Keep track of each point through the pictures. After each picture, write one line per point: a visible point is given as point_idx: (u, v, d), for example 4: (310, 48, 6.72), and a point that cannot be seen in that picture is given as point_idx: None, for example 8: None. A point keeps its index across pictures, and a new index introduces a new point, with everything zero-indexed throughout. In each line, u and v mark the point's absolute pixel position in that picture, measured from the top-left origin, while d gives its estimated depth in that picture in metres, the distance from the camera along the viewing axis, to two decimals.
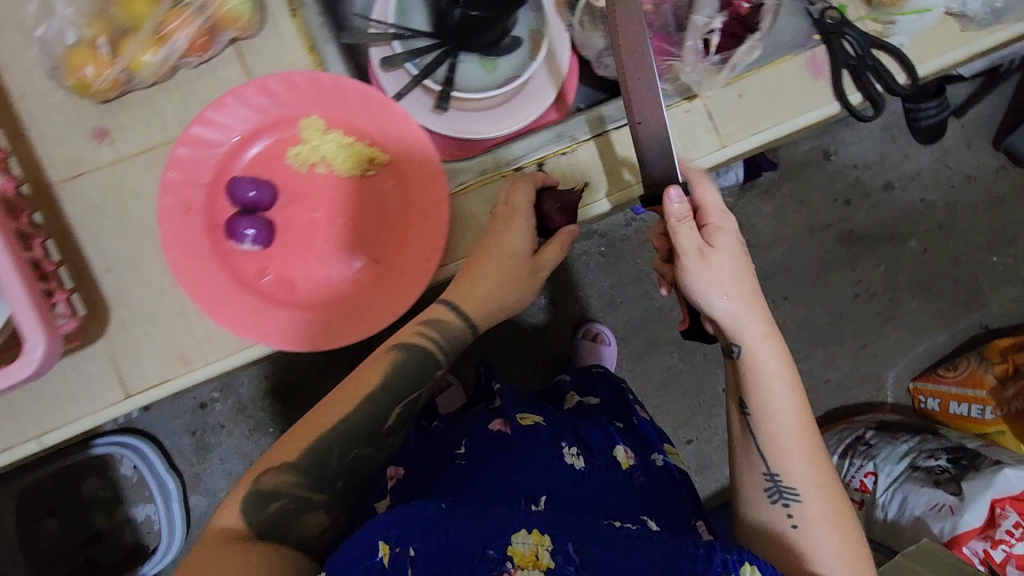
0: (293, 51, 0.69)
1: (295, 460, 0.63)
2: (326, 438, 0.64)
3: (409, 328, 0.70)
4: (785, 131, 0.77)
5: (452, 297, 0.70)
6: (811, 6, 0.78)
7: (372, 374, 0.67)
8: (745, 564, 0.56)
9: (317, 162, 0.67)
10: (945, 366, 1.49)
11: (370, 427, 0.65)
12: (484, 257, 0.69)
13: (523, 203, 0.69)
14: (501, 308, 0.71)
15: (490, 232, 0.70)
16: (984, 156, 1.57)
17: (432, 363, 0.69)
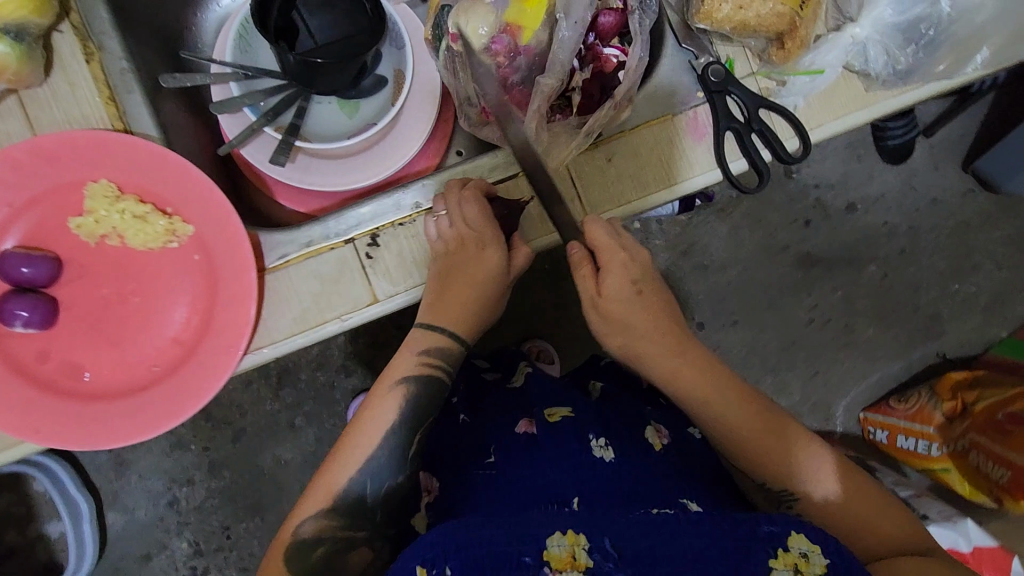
0: (84, 102, 0.60)
1: (330, 504, 0.65)
2: (355, 480, 0.66)
3: (402, 360, 0.70)
4: (658, 200, 0.69)
5: (440, 319, 0.68)
6: (696, 61, 0.68)
7: (386, 407, 0.68)
8: (791, 534, 0.53)
9: (107, 234, 0.60)
10: (895, 397, 1.35)
11: (393, 463, 0.67)
12: (457, 282, 0.66)
13: (484, 226, 0.64)
14: (481, 321, 0.70)
15: (445, 259, 0.65)
16: (952, 178, 1.38)
17: (441, 385, 0.70)
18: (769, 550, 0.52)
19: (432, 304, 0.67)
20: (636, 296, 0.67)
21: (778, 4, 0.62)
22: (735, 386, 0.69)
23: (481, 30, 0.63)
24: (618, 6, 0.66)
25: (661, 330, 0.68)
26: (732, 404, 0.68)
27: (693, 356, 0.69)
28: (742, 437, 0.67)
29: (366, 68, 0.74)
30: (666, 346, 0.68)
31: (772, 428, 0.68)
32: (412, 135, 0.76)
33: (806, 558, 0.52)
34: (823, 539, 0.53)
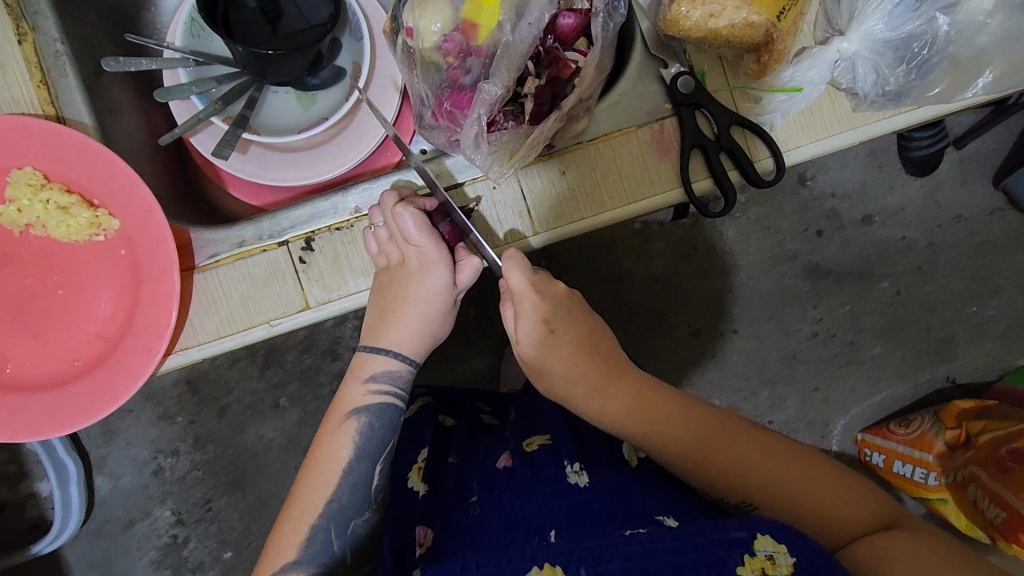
0: (16, 86, 0.59)
1: (296, 556, 0.64)
2: (318, 525, 0.65)
3: (352, 390, 0.67)
4: (614, 219, 0.64)
5: (388, 341, 0.65)
6: (666, 70, 0.63)
7: (340, 444, 0.66)
8: (757, 536, 0.49)
9: (32, 223, 0.59)
10: (897, 421, 1.26)
11: (354, 502, 0.66)
12: (394, 301, 0.63)
13: (405, 249, 0.61)
14: (432, 338, 0.67)
15: (386, 277, 0.63)
16: (979, 195, 1.30)
17: (395, 411, 0.68)
18: (735, 556, 0.48)
19: (378, 325, 0.65)
20: (553, 336, 0.63)
21: (752, 13, 0.57)
22: (663, 405, 0.65)
23: (434, 27, 0.60)
24: (582, 8, 0.61)
25: (586, 369, 0.64)
26: (661, 428, 0.64)
27: (617, 382, 0.65)
28: (680, 453, 0.63)
29: (322, 58, 0.71)
30: (593, 381, 0.64)
31: (710, 436, 0.64)
32: (369, 131, 0.71)
33: (772, 560, 0.48)
34: (788, 537, 0.49)
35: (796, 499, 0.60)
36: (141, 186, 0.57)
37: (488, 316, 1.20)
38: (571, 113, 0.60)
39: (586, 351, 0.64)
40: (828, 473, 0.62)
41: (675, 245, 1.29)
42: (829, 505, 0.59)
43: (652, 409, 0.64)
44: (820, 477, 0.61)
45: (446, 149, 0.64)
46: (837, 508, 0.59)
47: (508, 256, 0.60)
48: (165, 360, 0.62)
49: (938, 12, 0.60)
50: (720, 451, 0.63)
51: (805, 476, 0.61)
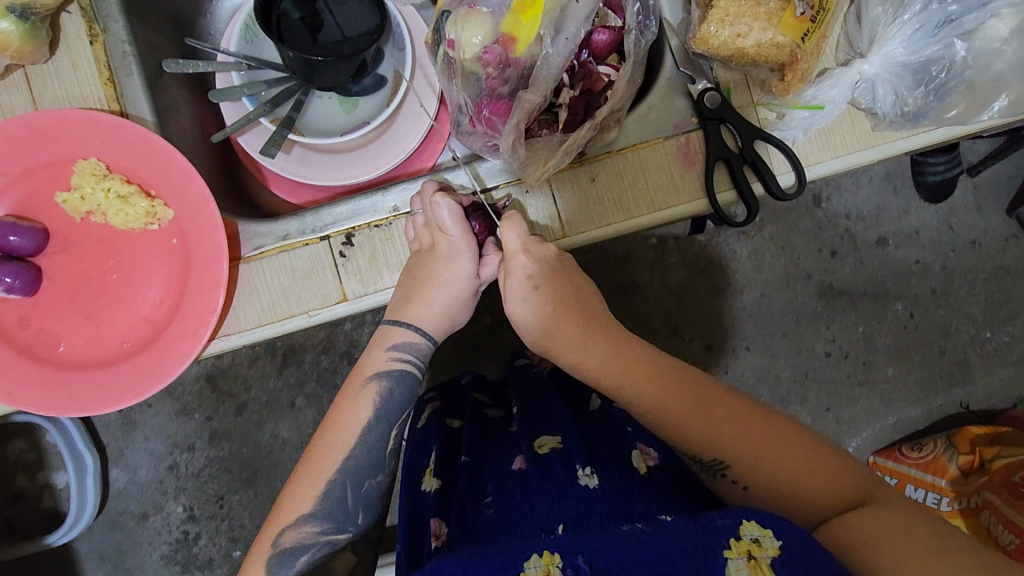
0: (85, 82, 0.63)
1: (311, 510, 0.65)
2: (335, 482, 0.66)
3: (374, 356, 0.70)
4: (640, 226, 0.67)
5: (412, 317, 0.68)
6: (693, 85, 0.67)
7: (360, 406, 0.68)
8: (744, 523, 0.52)
9: (92, 211, 0.63)
10: (910, 444, 1.26)
11: (370, 461, 0.67)
12: (416, 281, 0.66)
13: (430, 238, 0.65)
14: (450, 322, 0.70)
15: (416, 260, 0.66)
16: (994, 222, 1.31)
17: (414, 380, 0.70)
18: (723, 542, 0.51)
19: (402, 302, 0.67)
20: (535, 293, 0.67)
21: (777, 35, 0.61)
22: (641, 364, 0.67)
23: (476, 40, 0.63)
24: (615, 24, 0.65)
25: (567, 327, 0.68)
26: (639, 386, 0.65)
27: (598, 339, 0.68)
28: (657, 413, 0.65)
29: (366, 66, 0.75)
30: (575, 340, 0.67)
31: (686, 398, 0.65)
32: (407, 137, 0.74)
33: (759, 543, 0.51)
34: (773, 523, 0.52)
35: (764, 467, 0.61)
36: (198, 180, 0.61)
37: (505, 323, 1.23)
38: (604, 122, 0.63)
39: (569, 308, 0.68)
40: (804, 448, 0.62)
41: (689, 260, 1.31)
42: (799, 476, 0.60)
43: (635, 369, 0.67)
44: (796, 450, 0.62)
45: (482, 154, 0.68)
46: (806, 475, 0.60)
47: (506, 217, 0.65)
48: (207, 345, 0.65)
49: (956, 38, 0.63)
50: (694, 411, 0.64)
51: (782, 445, 0.62)
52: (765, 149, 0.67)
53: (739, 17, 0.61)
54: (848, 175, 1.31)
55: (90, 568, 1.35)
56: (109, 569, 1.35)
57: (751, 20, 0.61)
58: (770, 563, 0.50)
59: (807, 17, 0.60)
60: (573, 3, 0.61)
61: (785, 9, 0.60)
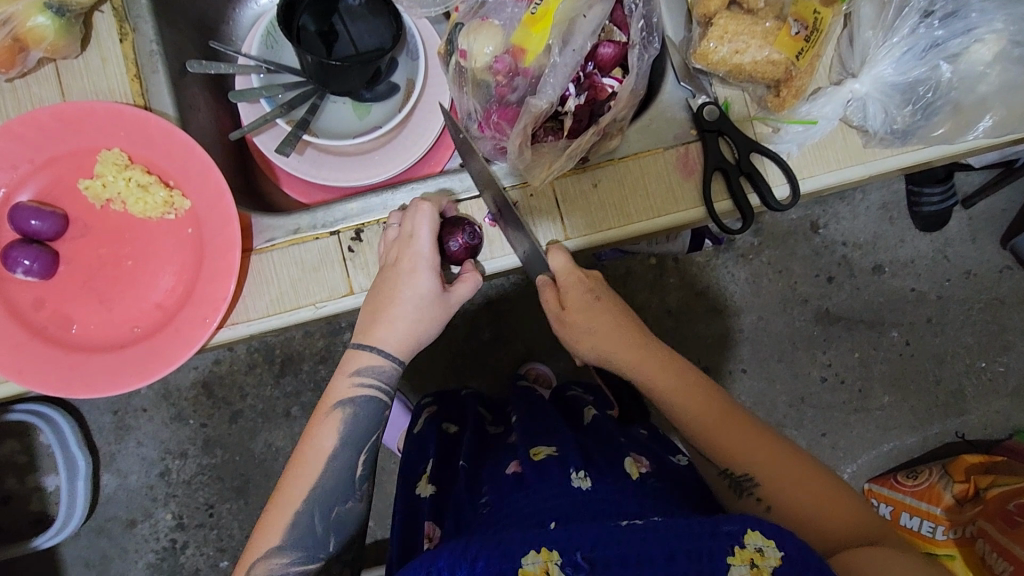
0: (113, 77, 0.66)
1: (280, 541, 0.65)
2: (303, 511, 0.66)
3: (339, 383, 0.69)
4: (640, 231, 0.69)
5: (375, 339, 0.66)
6: (693, 100, 0.70)
7: (325, 434, 0.68)
8: (748, 531, 0.51)
9: (112, 198, 0.65)
10: (905, 472, 1.28)
11: (338, 489, 0.67)
12: (380, 297, 0.65)
13: (394, 255, 0.66)
14: (419, 343, 0.68)
15: (381, 279, 0.66)
16: (989, 253, 1.34)
17: (381, 406, 0.69)
18: (726, 547, 0.50)
19: (367, 325, 0.66)
20: (597, 303, 0.67)
21: (773, 52, 0.65)
22: (687, 379, 0.67)
23: (487, 50, 0.67)
24: (620, 40, 0.68)
25: (622, 335, 0.67)
26: (682, 397, 0.66)
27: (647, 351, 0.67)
28: (697, 429, 0.65)
29: (380, 74, 0.78)
30: (625, 349, 0.67)
31: (729, 421, 0.65)
32: (416, 143, 0.77)
33: (761, 552, 0.50)
34: (777, 533, 0.51)
35: (783, 487, 0.62)
36: (215, 172, 0.64)
37: (505, 338, 1.25)
38: (607, 128, 0.66)
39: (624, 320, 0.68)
40: (824, 486, 0.62)
41: (688, 282, 1.34)
42: (817, 508, 0.61)
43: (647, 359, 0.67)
44: (816, 485, 0.62)
45: (492, 157, 0.72)
46: (827, 504, 0.61)
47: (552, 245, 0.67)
48: (217, 332, 0.66)
49: (942, 61, 0.66)
50: (729, 430, 0.65)
51: (800, 470, 0.63)
52: (768, 166, 0.70)
53: (738, 34, 0.65)
54: (845, 203, 1.34)
55: None
56: None
57: (749, 38, 0.65)
58: (771, 573, 0.49)
59: (801, 37, 0.65)
60: (581, 18, 0.65)
61: (780, 28, 0.65)
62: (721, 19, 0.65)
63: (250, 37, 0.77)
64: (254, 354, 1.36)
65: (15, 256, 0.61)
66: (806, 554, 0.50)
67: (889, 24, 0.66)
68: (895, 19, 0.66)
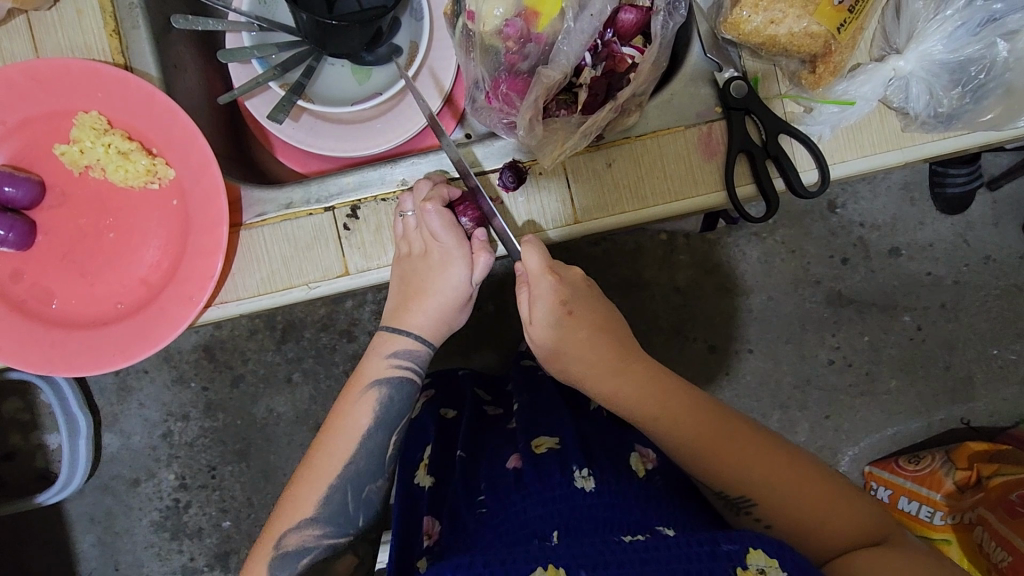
0: (90, 32, 0.61)
1: (312, 514, 0.64)
2: (336, 487, 0.65)
3: (372, 363, 0.67)
4: (654, 216, 0.65)
5: (406, 325, 0.66)
6: (719, 74, 0.64)
7: (361, 413, 0.66)
8: (750, 549, 0.49)
9: (91, 165, 0.61)
10: (906, 456, 1.25)
11: (371, 466, 0.66)
12: (410, 288, 0.64)
13: (419, 248, 0.63)
14: (448, 327, 0.68)
15: (407, 266, 0.63)
16: (1010, 238, 1.29)
17: (414, 388, 0.68)
18: (728, 567, 0.49)
19: (399, 308, 0.66)
20: (568, 319, 0.63)
21: (813, 23, 0.58)
22: (674, 394, 0.64)
23: (497, 12, 0.61)
24: (643, 5, 0.62)
25: (595, 348, 0.64)
26: (669, 415, 0.63)
27: (630, 368, 0.65)
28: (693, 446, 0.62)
29: (382, 36, 0.72)
30: (603, 367, 0.64)
31: (723, 438, 0.62)
32: (419, 112, 0.71)
33: (763, 574, 0.48)
34: (779, 552, 0.49)
35: (781, 502, 0.60)
36: (201, 141, 0.59)
37: (509, 312, 1.22)
38: (624, 105, 0.61)
39: (602, 334, 0.65)
40: (823, 489, 0.60)
41: (698, 259, 1.29)
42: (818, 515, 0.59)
43: (624, 379, 0.64)
44: (815, 491, 0.60)
45: (498, 132, 0.66)
46: (824, 514, 0.59)
47: (527, 239, 0.61)
48: (205, 311, 0.63)
49: (999, 38, 0.60)
50: (722, 446, 0.62)
51: (800, 477, 0.61)
52: (800, 152, 0.64)
53: (774, 3, 0.58)
54: (865, 182, 1.28)
55: (79, 531, 1.35)
56: (99, 532, 1.35)
57: (787, 7, 0.58)
58: None
59: (845, 6, 0.58)
60: None
61: None
62: None
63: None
64: (254, 320, 1.33)
65: None
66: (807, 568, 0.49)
67: None
68: None
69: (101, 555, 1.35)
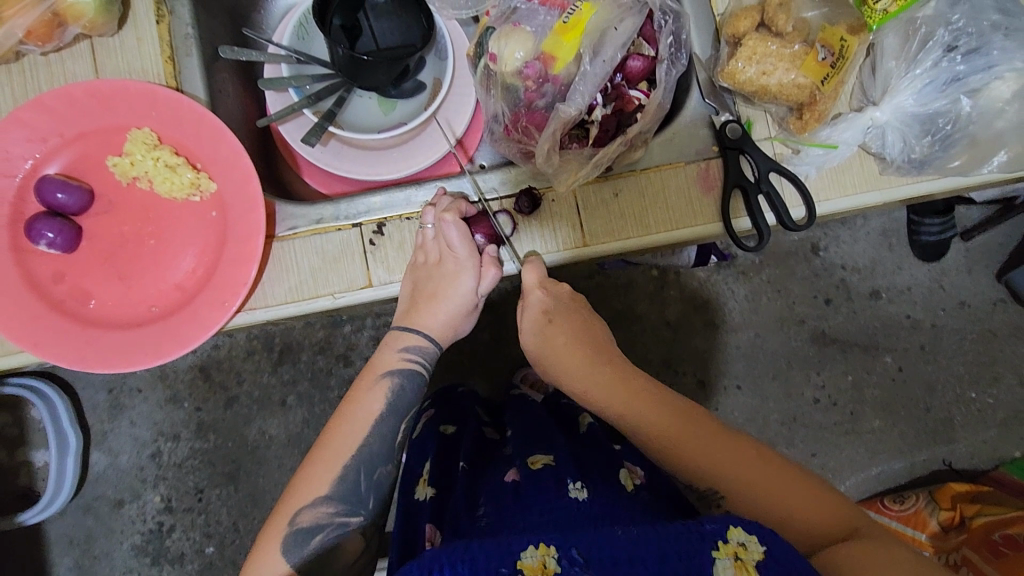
0: (146, 58, 0.67)
1: (327, 492, 0.66)
2: (350, 467, 0.67)
3: (385, 356, 0.71)
4: (657, 241, 0.70)
5: (417, 327, 0.70)
6: (716, 117, 0.72)
7: (373, 401, 0.69)
8: (730, 528, 0.53)
9: (139, 176, 0.66)
10: (892, 497, 1.29)
11: (382, 449, 0.69)
12: (422, 294, 0.68)
13: (435, 257, 0.68)
14: (453, 332, 0.72)
15: (423, 273, 0.68)
16: (983, 286, 1.36)
17: (421, 381, 0.72)
18: (712, 544, 0.52)
19: (409, 311, 0.70)
20: (549, 326, 0.72)
21: (799, 76, 0.66)
22: (644, 395, 0.69)
23: (518, 55, 0.68)
24: (649, 54, 0.69)
25: (574, 353, 0.72)
26: (639, 414, 0.68)
27: (608, 369, 0.71)
28: (660, 433, 0.67)
29: (408, 72, 0.79)
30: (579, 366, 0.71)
31: (695, 432, 0.66)
32: (438, 142, 0.78)
33: (745, 547, 0.52)
34: (760, 530, 0.53)
35: (748, 488, 0.62)
36: (245, 159, 0.64)
37: (505, 341, 1.26)
38: (632, 140, 0.68)
39: (579, 334, 0.73)
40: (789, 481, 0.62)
41: (688, 296, 1.35)
42: (789, 503, 0.60)
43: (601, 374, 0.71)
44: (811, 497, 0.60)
45: (515, 159, 0.73)
46: (791, 504, 0.60)
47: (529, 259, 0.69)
48: (234, 316, 0.67)
49: (963, 95, 0.68)
50: (688, 440, 0.65)
51: (775, 476, 0.63)
52: (790, 196, 0.71)
53: (765, 57, 0.66)
54: (846, 227, 1.36)
55: (57, 553, 1.32)
56: (77, 555, 1.32)
57: (776, 61, 0.66)
58: (756, 567, 0.51)
59: (827, 62, 0.66)
60: (612, 30, 0.66)
61: (808, 53, 0.66)
62: (750, 40, 0.66)
63: (281, 26, 0.78)
64: (252, 341, 1.35)
65: (41, 229, 0.62)
66: (791, 552, 0.52)
67: (913, 56, 0.68)
68: (919, 50, 0.68)
69: None
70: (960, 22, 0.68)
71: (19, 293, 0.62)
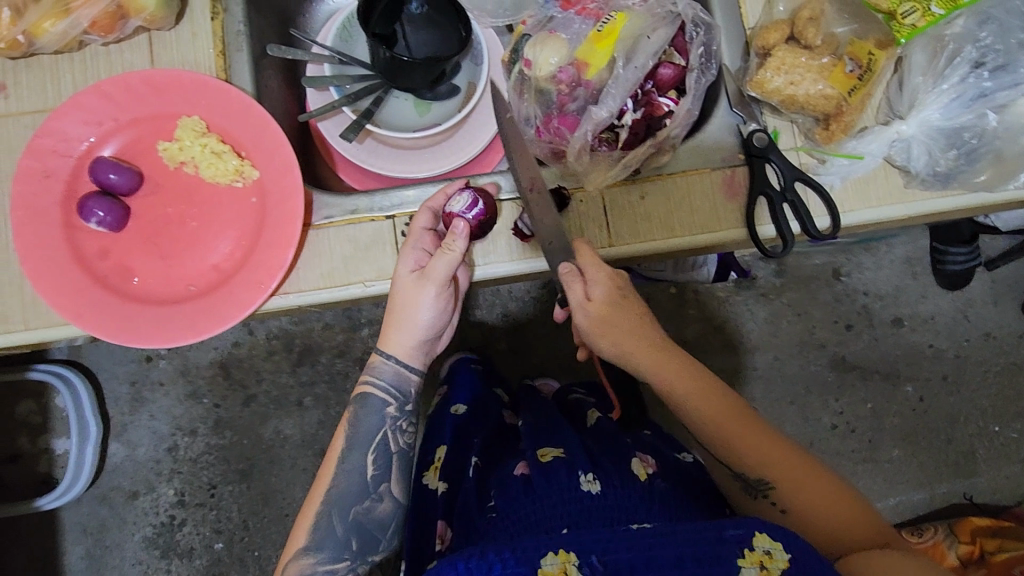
0: (200, 51, 0.71)
1: (304, 543, 0.65)
2: (322, 512, 0.67)
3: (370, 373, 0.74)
4: (682, 245, 0.71)
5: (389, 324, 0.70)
6: (744, 126, 0.73)
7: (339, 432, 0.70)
8: (756, 533, 0.53)
9: (186, 161, 0.69)
10: (909, 529, 1.24)
11: (353, 486, 0.67)
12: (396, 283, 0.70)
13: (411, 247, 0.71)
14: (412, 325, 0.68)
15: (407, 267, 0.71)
16: (1010, 318, 1.35)
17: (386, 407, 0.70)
18: (736, 551, 0.52)
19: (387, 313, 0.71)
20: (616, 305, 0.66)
21: (827, 86, 0.68)
22: (703, 382, 0.66)
23: (552, 61, 0.71)
24: (680, 63, 0.71)
25: (634, 334, 0.66)
26: (691, 401, 0.66)
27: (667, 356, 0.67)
28: (708, 423, 0.65)
29: (443, 77, 0.82)
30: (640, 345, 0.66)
31: (749, 427, 0.65)
32: (470, 143, 0.82)
33: (769, 556, 0.52)
34: (784, 535, 0.52)
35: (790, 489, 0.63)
36: (286, 147, 0.67)
37: (523, 351, 1.27)
38: (660, 144, 0.70)
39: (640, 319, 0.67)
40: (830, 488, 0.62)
41: (707, 315, 1.35)
42: (829, 510, 0.61)
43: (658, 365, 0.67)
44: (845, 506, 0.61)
45: (545, 159, 0.75)
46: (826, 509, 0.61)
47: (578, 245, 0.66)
48: (269, 299, 0.69)
49: (990, 110, 0.69)
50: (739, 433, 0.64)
51: (814, 480, 0.63)
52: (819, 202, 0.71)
53: (794, 67, 0.68)
54: (870, 254, 1.35)
55: (69, 541, 1.34)
56: (89, 545, 1.34)
57: (805, 71, 0.68)
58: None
59: (855, 74, 0.68)
60: (646, 38, 0.69)
61: (835, 65, 0.68)
62: (779, 52, 0.69)
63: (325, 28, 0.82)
64: (273, 341, 1.37)
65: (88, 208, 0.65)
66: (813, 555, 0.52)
67: (941, 71, 0.69)
68: (946, 66, 0.69)
69: (87, 568, 1.33)
70: (988, 40, 0.70)
71: (67, 265, 0.65)
